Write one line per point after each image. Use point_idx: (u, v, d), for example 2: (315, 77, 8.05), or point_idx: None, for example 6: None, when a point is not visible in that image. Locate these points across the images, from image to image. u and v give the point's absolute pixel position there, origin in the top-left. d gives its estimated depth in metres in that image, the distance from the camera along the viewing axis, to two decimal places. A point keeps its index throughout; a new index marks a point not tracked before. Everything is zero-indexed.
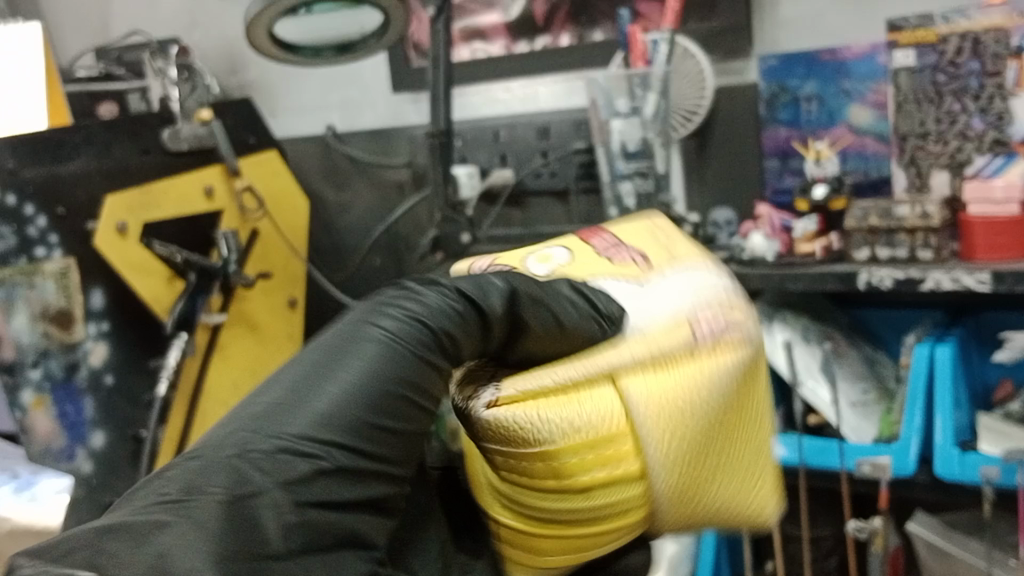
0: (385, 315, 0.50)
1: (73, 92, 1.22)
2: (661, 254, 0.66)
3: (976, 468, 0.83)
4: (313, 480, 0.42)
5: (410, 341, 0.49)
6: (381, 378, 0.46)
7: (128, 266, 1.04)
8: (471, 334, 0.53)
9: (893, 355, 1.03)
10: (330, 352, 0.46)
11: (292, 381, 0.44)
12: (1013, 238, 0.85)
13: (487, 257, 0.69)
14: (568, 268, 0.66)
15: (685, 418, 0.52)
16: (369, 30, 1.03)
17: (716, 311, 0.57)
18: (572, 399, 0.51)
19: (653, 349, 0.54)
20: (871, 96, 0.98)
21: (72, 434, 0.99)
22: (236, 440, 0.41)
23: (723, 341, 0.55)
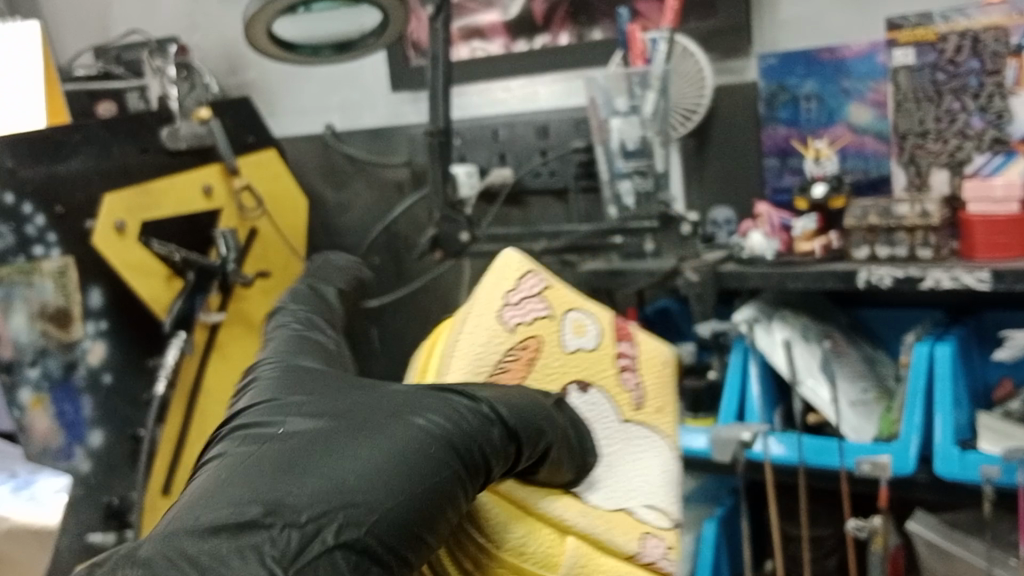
0: (425, 417, 0.50)
1: (72, 91, 1.22)
2: (655, 409, 0.69)
3: (976, 467, 0.83)
4: None
5: (460, 453, 0.49)
6: (428, 480, 0.46)
7: (128, 266, 1.03)
8: (504, 452, 0.52)
9: (893, 354, 1.03)
10: (378, 443, 0.47)
11: (337, 457, 0.45)
12: (1013, 236, 0.85)
13: (540, 277, 0.68)
14: (578, 362, 0.67)
15: None
16: (369, 28, 1.02)
17: (664, 544, 0.63)
18: (537, 525, 0.57)
19: (609, 528, 0.60)
20: (871, 95, 0.98)
21: (70, 433, 1.00)
22: (317, 531, 0.42)
23: (652, 562, 0.62)
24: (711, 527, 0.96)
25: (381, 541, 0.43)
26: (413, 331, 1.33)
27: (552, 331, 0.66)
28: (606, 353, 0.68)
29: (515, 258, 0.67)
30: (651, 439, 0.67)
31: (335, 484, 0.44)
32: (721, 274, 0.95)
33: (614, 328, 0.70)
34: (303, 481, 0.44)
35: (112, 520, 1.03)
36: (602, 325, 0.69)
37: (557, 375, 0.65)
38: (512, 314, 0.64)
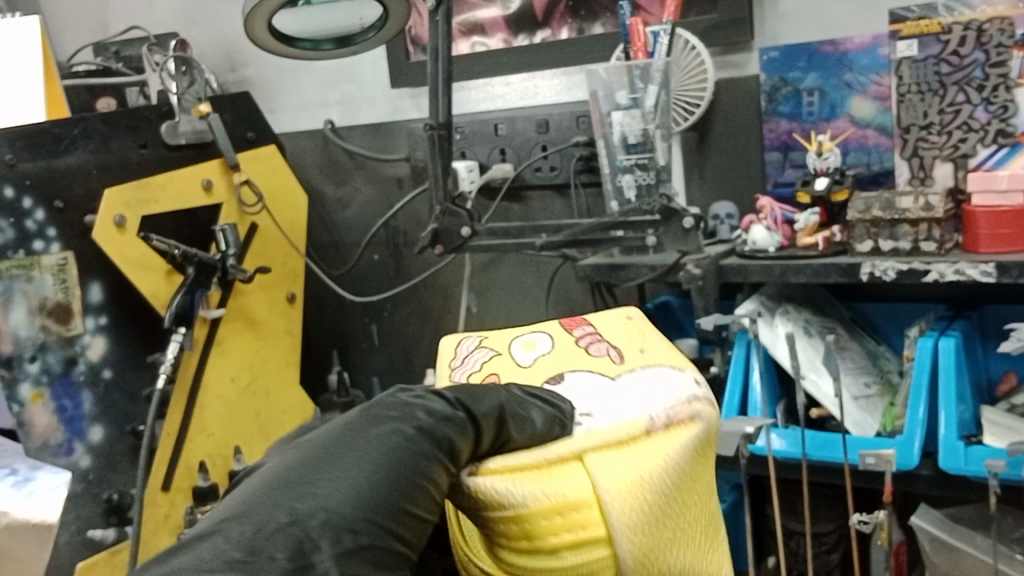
0: (377, 424, 0.52)
1: (71, 87, 1.22)
2: (635, 350, 0.67)
3: (982, 462, 0.82)
4: (356, 553, 0.43)
5: (417, 442, 0.51)
6: (397, 465, 0.49)
7: (126, 260, 1.02)
8: (468, 434, 0.55)
9: (895, 349, 1.02)
10: (343, 447, 0.49)
11: (311, 465, 0.47)
12: (1017, 229, 0.85)
13: (475, 337, 0.74)
14: (546, 361, 0.68)
15: (648, 492, 0.52)
16: (369, 22, 1.01)
17: (676, 406, 0.56)
18: (544, 474, 0.53)
19: (614, 433, 0.54)
20: (873, 88, 0.97)
21: (70, 428, 0.99)
22: (284, 507, 0.43)
23: (682, 420, 0.56)
24: None
25: (361, 516, 0.45)
26: (414, 327, 1.33)
27: (501, 361, 0.69)
28: (564, 343, 0.69)
29: (449, 341, 0.75)
30: (652, 373, 0.63)
31: (305, 485, 0.45)
32: (723, 268, 0.95)
33: (563, 325, 0.72)
34: (290, 489, 0.45)
35: (111, 516, 1.03)
36: (553, 331, 0.71)
37: (528, 381, 0.66)
38: (457, 369, 0.70)
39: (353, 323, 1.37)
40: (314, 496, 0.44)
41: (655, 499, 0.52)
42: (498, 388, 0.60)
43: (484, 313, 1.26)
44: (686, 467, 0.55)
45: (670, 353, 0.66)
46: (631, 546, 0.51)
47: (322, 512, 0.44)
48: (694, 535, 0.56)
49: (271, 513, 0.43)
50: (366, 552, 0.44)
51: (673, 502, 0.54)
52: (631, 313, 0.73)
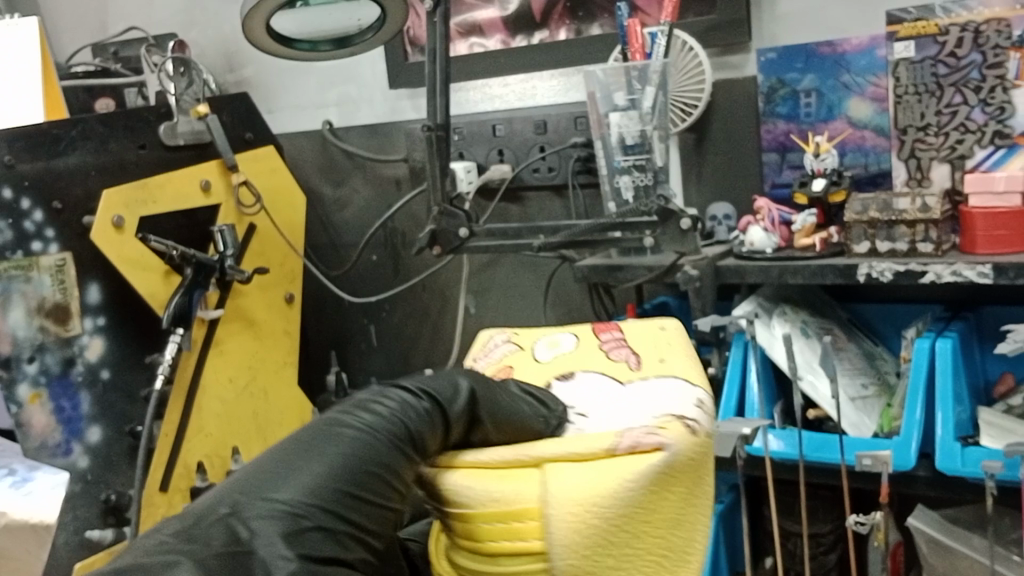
0: (350, 417, 0.54)
1: (70, 88, 1.22)
2: (654, 357, 0.70)
3: (978, 463, 0.82)
4: (303, 534, 0.45)
5: (383, 433, 0.53)
6: (356, 455, 0.51)
7: (124, 260, 1.02)
8: (435, 427, 0.57)
9: (893, 350, 1.02)
10: (309, 442, 0.51)
11: (274, 458, 0.49)
12: (1015, 230, 0.85)
13: (508, 334, 0.80)
14: (564, 357, 0.73)
15: (589, 511, 0.53)
16: (366, 23, 1.01)
17: (649, 429, 0.56)
18: (501, 477, 0.56)
19: (579, 447, 0.55)
20: (871, 89, 0.97)
21: (68, 429, 0.99)
22: (234, 499, 0.46)
23: (650, 444, 0.55)
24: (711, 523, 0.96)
25: (310, 501, 0.47)
26: (412, 328, 1.33)
27: (523, 356, 0.75)
28: (587, 345, 0.74)
29: (488, 331, 0.81)
30: (659, 381, 0.65)
31: (263, 477, 0.48)
32: (720, 269, 0.95)
33: (594, 329, 0.76)
34: (246, 482, 0.47)
35: (109, 516, 1.03)
36: (581, 333, 0.76)
37: (542, 371, 0.71)
38: (487, 356, 0.77)
39: (352, 323, 1.38)
40: (266, 489, 0.47)
41: (597, 522, 0.53)
42: (479, 375, 0.63)
43: (482, 314, 1.26)
44: (646, 491, 0.54)
45: (684, 368, 0.68)
46: (563, 556, 0.53)
47: (271, 503, 0.46)
48: (650, 557, 0.56)
49: (215, 506, 0.45)
50: (315, 532, 0.46)
51: (623, 523, 0.54)
52: (663, 325, 0.75)
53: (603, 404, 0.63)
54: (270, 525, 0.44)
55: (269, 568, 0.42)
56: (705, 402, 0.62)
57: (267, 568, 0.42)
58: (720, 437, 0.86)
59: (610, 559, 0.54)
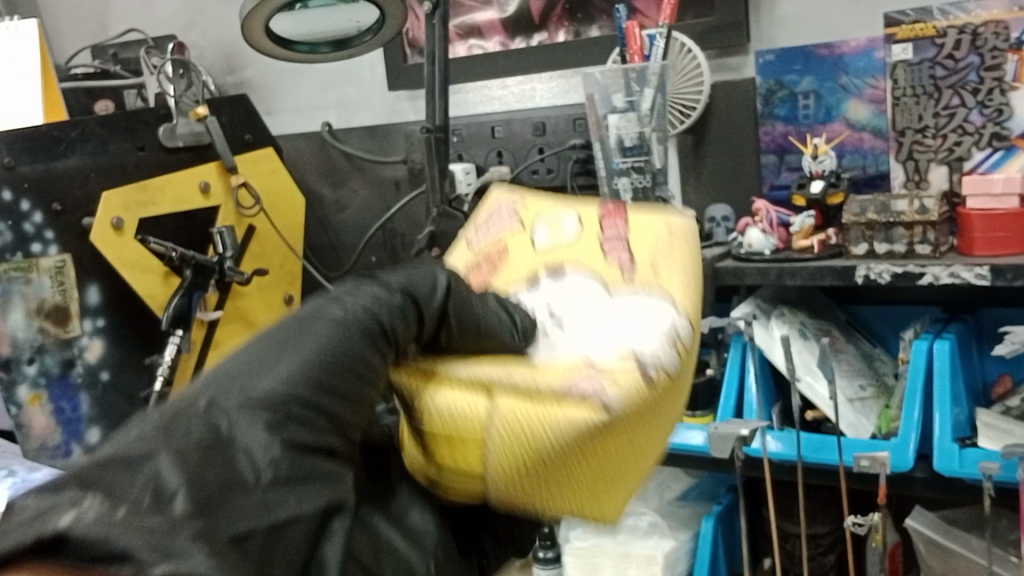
0: (320, 305, 0.45)
1: (69, 90, 1.22)
2: (652, 263, 0.56)
3: (977, 464, 0.82)
4: (276, 432, 0.38)
5: (358, 323, 0.44)
6: (322, 349, 0.42)
7: (123, 262, 1.02)
8: (411, 326, 0.47)
9: (891, 351, 1.02)
10: (276, 336, 0.42)
11: (239, 353, 0.42)
12: (1012, 232, 0.85)
13: (516, 200, 0.66)
14: (556, 249, 0.60)
15: (524, 449, 0.43)
16: (365, 25, 1.01)
17: (606, 378, 0.43)
18: (457, 389, 0.46)
19: (536, 375, 0.44)
20: (868, 91, 0.97)
21: (67, 430, 1.00)
22: (211, 391, 0.39)
23: (591, 398, 0.42)
24: (709, 524, 0.96)
25: (286, 395, 0.40)
26: None
27: (517, 239, 0.63)
28: (585, 237, 0.60)
29: (496, 192, 0.68)
30: (646, 290, 0.54)
31: (231, 382, 0.40)
32: (719, 271, 0.95)
33: (602, 213, 0.62)
34: (217, 379, 0.40)
35: None
36: (586, 216, 0.62)
37: (521, 270, 0.60)
38: (482, 231, 0.65)
39: None
40: (234, 391, 0.39)
41: (536, 461, 0.43)
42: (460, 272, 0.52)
43: None
44: (592, 442, 0.43)
45: (680, 283, 0.55)
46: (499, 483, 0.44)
47: (247, 397, 0.39)
48: (612, 491, 0.46)
49: (193, 399, 0.39)
50: (295, 425, 0.39)
51: (571, 465, 0.43)
52: (672, 224, 0.60)
53: (579, 308, 0.53)
54: (248, 422, 0.38)
55: (249, 459, 0.37)
56: (682, 334, 0.48)
57: (249, 458, 0.37)
58: (715, 442, 0.87)
59: (554, 494, 0.45)
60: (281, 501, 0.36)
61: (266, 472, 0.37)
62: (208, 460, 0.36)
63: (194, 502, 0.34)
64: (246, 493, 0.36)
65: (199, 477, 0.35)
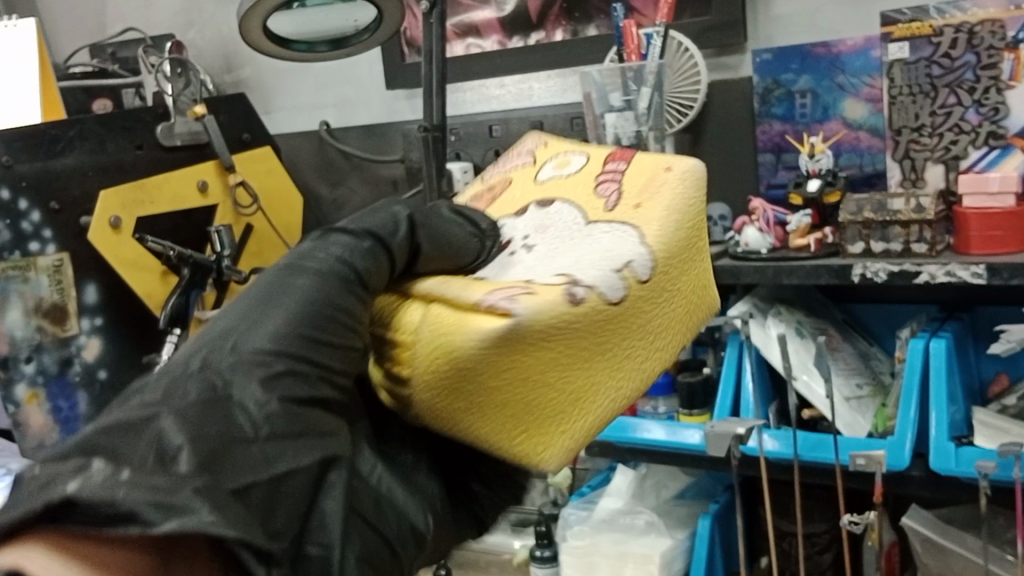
0: (294, 255, 0.47)
1: (68, 89, 1.22)
2: (636, 203, 0.54)
3: (972, 463, 0.83)
4: (274, 381, 0.42)
5: (336, 266, 0.46)
6: (307, 297, 0.45)
7: (121, 261, 1.04)
8: (380, 265, 0.48)
9: (887, 350, 1.02)
10: (268, 296, 0.45)
11: (241, 305, 0.45)
12: (1008, 231, 0.85)
13: (541, 138, 0.67)
14: (556, 181, 0.60)
15: (438, 352, 0.43)
16: (363, 24, 1.01)
17: (520, 292, 0.43)
18: (410, 307, 0.47)
19: (472, 288, 0.45)
20: (865, 90, 0.97)
21: (65, 429, 1.00)
22: (204, 351, 0.43)
23: (500, 308, 0.42)
24: (706, 523, 0.95)
25: (273, 349, 0.43)
26: None
27: (527, 174, 0.63)
28: (586, 172, 0.59)
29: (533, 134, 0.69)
30: (612, 233, 0.51)
31: (226, 335, 0.43)
32: (716, 269, 0.95)
33: (609, 155, 0.60)
34: (216, 335, 0.43)
35: None
36: (597, 155, 0.61)
37: (517, 200, 0.61)
38: (504, 165, 0.67)
39: None
40: (228, 347, 0.43)
41: (445, 366, 0.43)
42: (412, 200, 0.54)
43: None
44: (498, 354, 0.42)
45: (657, 218, 0.52)
46: (419, 393, 0.45)
47: (239, 354, 0.42)
48: (523, 412, 0.45)
49: (186, 361, 0.42)
50: (281, 378, 0.42)
51: (477, 377, 0.43)
52: (676, 167, 0.55)
53: (552, 240, 0.53)
54: (243, 376, 0.41)
55: (246, 411, 0.40)
56: (633, 266, 0.48)
57: (245, 411, 0.40)
58: (711, 436, 0.87)
59: (462, 406, 0.44)
60: (280, 453, 0.40)
61: (264, 423, 0.40)
62: (209, 417, 0.39)
63: (198, 461, 0.37)
64: (247, 445, 0.39)
65: (202, 442, 0.38)
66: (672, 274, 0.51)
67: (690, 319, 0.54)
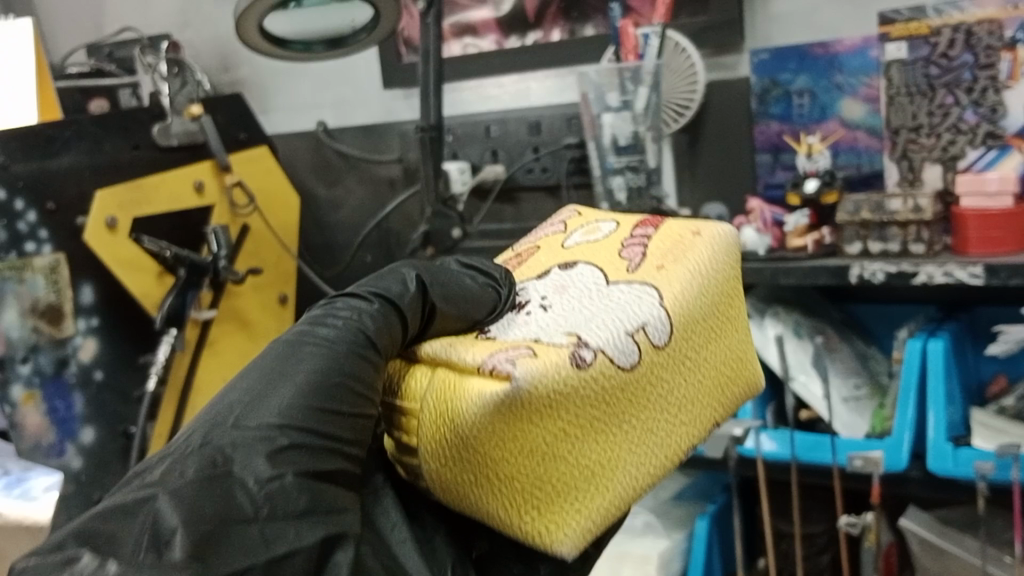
0: (308, 329, 0.50)
1: (64, 88, 1.22)
2: (660, 263, 0.55)
3: (970, 464, 0.82)
4: (274, 457, 0.42)
5: (346, 339, 0.49)
6: (313, 365, 0.47)
7: (117, 260, 1.02)
8: (391, 328, 0.52)
9: (885, 350, 1.02)
10: (283, 356, 0.48)
11: (249, 377, 0.46)
12: (1005, 231, 0.85)
13: (575, 211, 0.68)
14: (583, 245, 0.61)
15: (442, 420, 0.45)
16: (360, 24, 1.01)
17: (522, 355, 0.46)
18: (429, 373, 0.49)
19: (484, 351, 0.48)
20: (863, 90, 0.97)
21: (61, 430, 1.00)
22: (202, 429, 0.43)
23: (501, 371, 0.44)
24: (703, 525, 0.95)
25: (279, 422, 0.44)
26: None
27: (555, 240, 0.64)
28: (614, 237, 0.60)
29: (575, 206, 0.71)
30: (634, 292, 0.52)
31: (239, 404, 0.44)
32: None
33: (643, 220, 0.61)
34: (219, 411, 0.44)
35: None
36: (625, 223, 0.62)
37: (542, 263, 0.61)
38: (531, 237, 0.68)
39: None
40: (241, 412, 0.44)
41: (452, 436, 0.45)
42: (420, 263, 0.58)
43: None
44: (501, 420, 0.44)
45: (680, 278, 0.54)
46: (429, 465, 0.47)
47: (243, 427, 0.43)
48: (529, 486, 0.46)
49: (188, 439, 0.43)
50: (288, 450, 0.43)
51: (485, 447, 0.45)
52: (705, 232, 0.57)
53: (570, 297, 0.54)
54: (248, 451, 0.42)
55: (244, 486, 0.41)
56: (648, 329, 0.50)
57: (244, 487, 0.41)
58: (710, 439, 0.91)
59: (469, 478, 0.46)
60: (278, 535, 0.40)
61: (263, 494, 0.41)
62: (204, 494, 0.39)
63: (190, 544, 0.37)
64: (245, 525, 0.39)
65: (194, 521, 0.38)
66: (694, 341, 0.53)
67: (723, 396, 0.56)
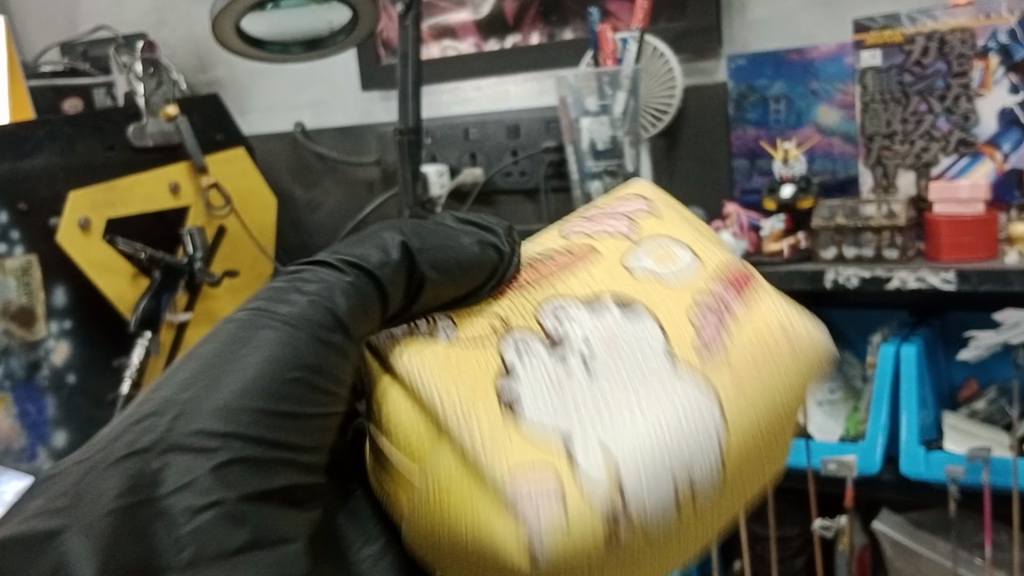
0: (270, 310, 0.46)
1: (37, 87, 1.20)
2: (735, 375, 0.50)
3: (942, 467, 0.84)
4: (217, 475, 0.39)
5: (310, 324, 0.46)
6: (270, 355, 0.44)
7: (90, 263, 1.02)
8: (369, 308, 0.49)
9: (859, 354, 1.03)
10: (235, 343, 0.44)
11: (199, 368, 0.43)
12: (976, 237, 0.86)
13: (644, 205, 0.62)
14: (658, 280, 0.55)
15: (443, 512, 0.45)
16: (338, 26, 1.01)
17: (553, 502, 0.41)
18: (435, 425, 0.46)
19: (501, 438, 0.44)
20: (839, 96, 0.98)
21: (32, 434, 1.00)
22: (137, 430, 0.40)
23: (522, 516, 0.41)
24: None
25: (219, 431, 0.40)
26: None
27: (617, 246, 0.58)
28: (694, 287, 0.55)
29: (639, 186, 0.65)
30: (689, 398, 0.48)
31: (177, 401, 0.41)
32: None
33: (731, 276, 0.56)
34: (159, 400, 0.41)
35: None
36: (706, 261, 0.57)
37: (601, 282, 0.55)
38: (592, 221, 0.62)
39: None
40: (176, 415, 0.40)
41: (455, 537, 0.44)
42: (417, 224, 0.57)
43: None
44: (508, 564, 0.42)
45: (739, 392, 0.49)
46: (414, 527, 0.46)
47: (183, 431, 0.40)
48: None
49: (111, 443, 0.39)
50: (230, 466, 0.39)
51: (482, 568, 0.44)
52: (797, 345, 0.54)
53: (614, 370, 0.48)
54: (186, 469, 0.39)
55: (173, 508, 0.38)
56: (694, 477, 0.46)
57: (170, 525, 0.37)
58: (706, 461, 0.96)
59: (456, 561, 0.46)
60: None
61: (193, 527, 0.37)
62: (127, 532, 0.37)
63: None
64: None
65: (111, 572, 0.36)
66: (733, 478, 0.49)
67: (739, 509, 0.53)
